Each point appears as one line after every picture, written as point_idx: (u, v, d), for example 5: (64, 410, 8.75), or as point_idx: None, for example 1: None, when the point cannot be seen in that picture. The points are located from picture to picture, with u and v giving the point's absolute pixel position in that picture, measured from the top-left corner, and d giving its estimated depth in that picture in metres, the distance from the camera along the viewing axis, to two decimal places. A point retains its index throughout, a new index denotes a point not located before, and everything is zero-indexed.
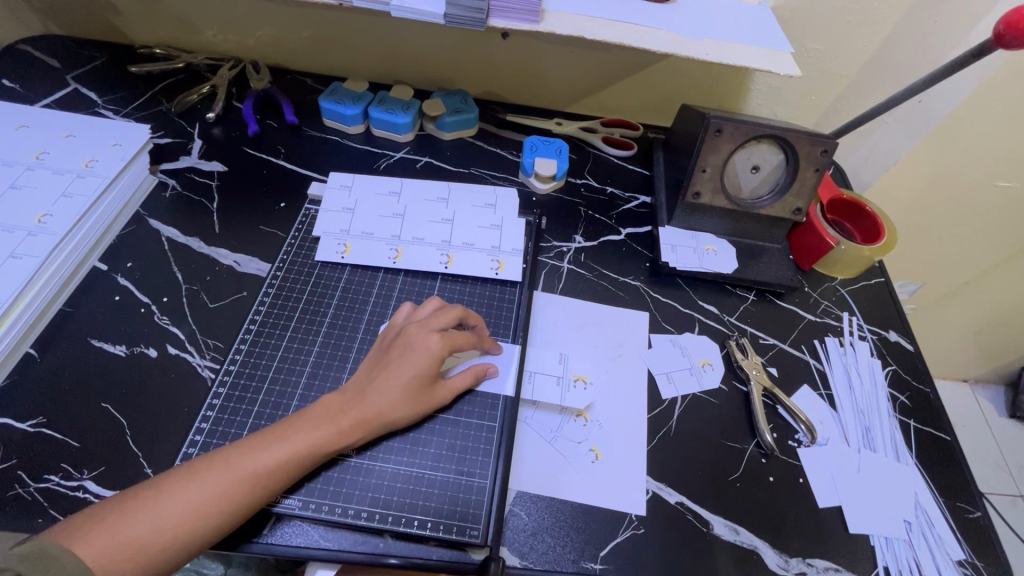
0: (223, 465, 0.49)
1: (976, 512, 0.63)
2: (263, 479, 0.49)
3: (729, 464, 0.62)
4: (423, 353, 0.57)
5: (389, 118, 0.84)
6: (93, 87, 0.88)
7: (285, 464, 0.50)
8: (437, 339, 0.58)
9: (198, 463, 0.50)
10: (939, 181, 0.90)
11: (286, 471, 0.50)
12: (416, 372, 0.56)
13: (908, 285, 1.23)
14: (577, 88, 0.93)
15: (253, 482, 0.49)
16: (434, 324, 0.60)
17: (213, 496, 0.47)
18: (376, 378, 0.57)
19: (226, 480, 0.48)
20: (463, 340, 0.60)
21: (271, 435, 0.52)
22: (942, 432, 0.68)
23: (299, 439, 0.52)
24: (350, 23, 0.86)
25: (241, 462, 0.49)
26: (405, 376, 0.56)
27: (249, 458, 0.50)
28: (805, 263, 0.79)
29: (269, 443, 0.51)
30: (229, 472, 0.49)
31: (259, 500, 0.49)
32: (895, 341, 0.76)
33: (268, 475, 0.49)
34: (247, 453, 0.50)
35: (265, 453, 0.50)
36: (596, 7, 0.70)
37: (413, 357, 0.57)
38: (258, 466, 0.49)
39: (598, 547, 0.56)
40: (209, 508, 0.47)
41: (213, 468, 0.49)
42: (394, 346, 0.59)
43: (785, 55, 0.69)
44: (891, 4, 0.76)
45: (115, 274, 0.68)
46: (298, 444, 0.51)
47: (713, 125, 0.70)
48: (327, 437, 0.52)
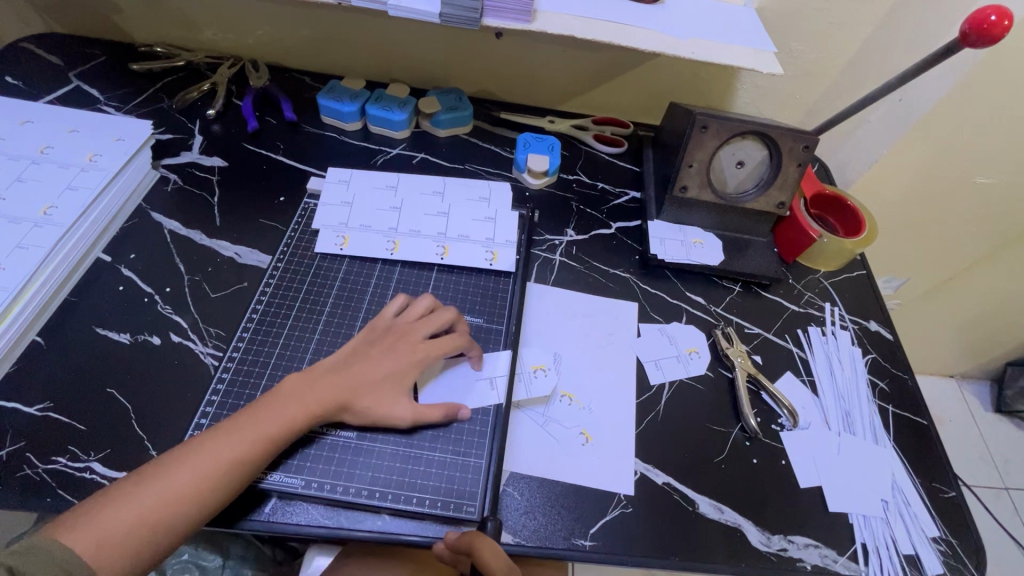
0: (203, 449, 0.51)
1: (950, 492, 0.65)
2: (242, 458, 0.51)
3: (714, 446, 0.65)
4: (403, 356, 0.61)
5: (386, 115, 0.87)
6: (95, 83, 0.89)
7: (262, 443, 0.53)
8: (421, 347, 0.61)
9: (178, 450, 0.51)
10: (919, 177, 0.93)
11: (263, 451, 0.53)
12: (391, 369, 0.60)
13: (893, 280, 1.26)
14: (569, 86, 0.95)
15: (233, 463, 0.51)
16: (422, 333, 0.62)
17: (196, 479, 0.49)
18: (351, 366, 0.59)
19: (207, 462, 0.50)
20: (446, 349, 0.62)
21: (246, 416, 0.54)
22: (919, 416, 0.71)
23: (274, 420, 0.54)
24: (347, 22, 0.88)
25: (219, 444, 0.51)
26: (377, 370, 0.59)
27: (228, 440, 0.52)
28: (790, 256, 0.82)
29: (246, 424, 0.53)
30: (210, 455, 0.51)
31: (240, 480, 0.51)
32: (875, 331, 0.79)
33: (246, 454, 0.52)
34: (226, 436, 0.52)
35: (242, 435, 0.52)
36: (586, 8, 0.72)
37: (392, 356, 0.60)
38: (236, 449, 0.51)
39: (588, 525, 0.58)
40: (192, 491, 0.49)
41: (194, 452, 0.51)
42: (377, 344, 0.61)
43: (768, 54, 0.72)
44: (871, 5, 0.79)
45: (118, 265, 0.70)
46: (273, 424, 0.54)
47: (699, 122, 0.73)
48: (301, 417, 0.55)
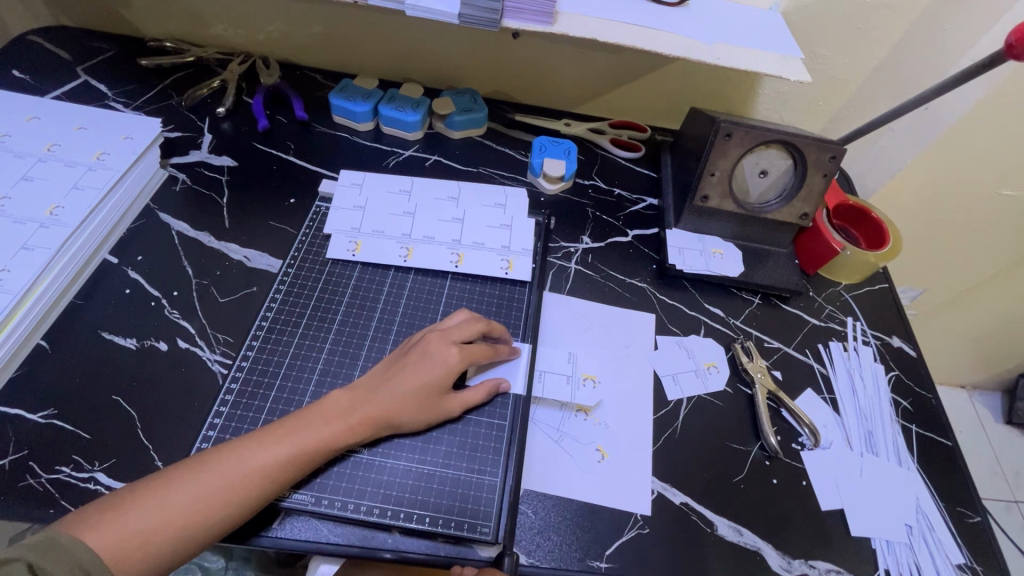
0: (234, 457, 0.50)
1: (976, 517, 0.64)
2: (273, 473, 0.50)
3: (734, 466, 0.63)
4: (438, 363, 0.58)
5: (400, 116, 0.85)
6: (103, 79, 0.88)
7: (294, 459, 0.51)
8: (456, 352, 0.59)
9: (209, 453, 0.50)
10: (945, 188, 0.90)
11: (295, 467, 0.51)
12: (432, 377, 0.57)
13: (909, 290, 1.24)
14: (586, 88, 0.93)
15: (261, 476, 0.49)
16: (457, 337, 0.60)
17: (224, 488, 0.48)
18: (388, 378, 0.57)
19: (237, 473, 0.49)
20: (480, 352, 0.61)
21: (282, 428, 0.52)
22: (943, 437, 0.69)
23: (308, 435, 0.52)
24: (361, 19, 0.86)
25: (251, 455, 0.50)
26: (418, 380, 0.57)
27: (260, 451, 0.50)
28: (811, 268, 0.80)
29: (281, 436, 0.52)
30: (239, 466, 0.49)
31: (267, 494, 0.50)
32: (898, 347, 0.77)
33: (277, 468, 0.50)
34: (260, 446, 0.51)
35: (274, 448, 0.51)
36: (609, 9, 0.70)
37: (429, 364, 0.58)
38: (266, 461, 0.50)
39: (604, 546, 0.56)
40: (218, 501, 0.48)
41: (224, 460, 0.49)
42: (412, 353, 0.59)
43: (795, 60, 0.70)
44: (901, 11, 0.77)
45: (125, 267, 0.69)
46: (309, 439, 0.52)
47: (722, 129, 0.71)
48: (338, 434, 0.53)
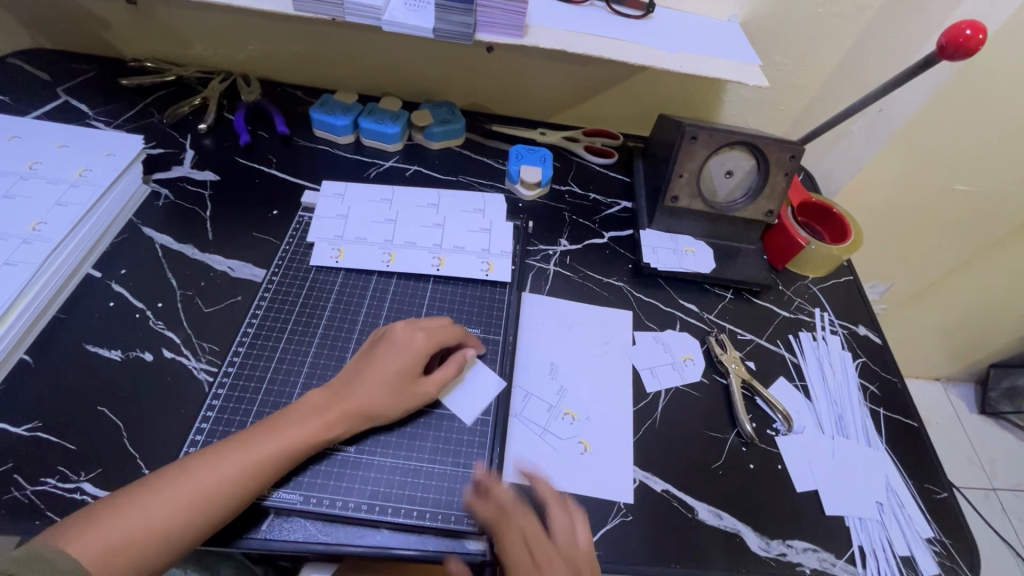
0: (212, 461, 0.50)
1: (943, 493, 0.67)
2: (252, 472, 0.51)
3: (712, 453, 0.65)
4: (406, 348, 0.60)
5: (379, 128, 0.87)
6: (84, 99, 0.89)
7: (273, 458, 0.52)
8: (421, 336, 0.62)
9: (191, 458, 0.51)
10: (902, 186, 0.95)
11: (274, 466, 0.52)
12: (401, 362, 0.59)
13: (877, 285, 1.29)
14: (560, 99, 0.97)
15: (241, 475, 0.50)
16: (420, 324, 0.63)
17: (204, 491, 0.49)
18: (360, 371, 0.59)
19: (215, 475, 0.49)
20: (446, 333, 0.63)
21: (263, 429, 0.54)
22: (909, 418, 0.73)
23: (285, 433, 0.53)
24: (339, 37, 0.89)
25: (229, 457, 0.51)
26: (389, 367, 0.59)
27: (239, 453, 0.51)
28: (779, 263, 0.84)
29: (262, 436, 0.53)
30: (221, 467, 0.50)
31: (247, 494, 0.50)
32: (864, 335, 0.81)
33: (256, 468, 0.51)
34: (242, 446, 0.52)
35: (252, 449, 0.52)
36: (577, 23, 0.74)
37: (398, 352, 0.60)
38: (246, 461, 0.51)
39: (589, 535, 0.58)
40: (198, 503, 0.48)
41: (203, 465, 0.50)
42: (380, 345, 0.61)
43: (753, 67, 0.74)
44: (850, 20, 0.82)
45: (109, 281, 0.69)
46: (290, 435, 0.53)
47: (688, 132, 0.74)
48: (319, 427, 0.55)
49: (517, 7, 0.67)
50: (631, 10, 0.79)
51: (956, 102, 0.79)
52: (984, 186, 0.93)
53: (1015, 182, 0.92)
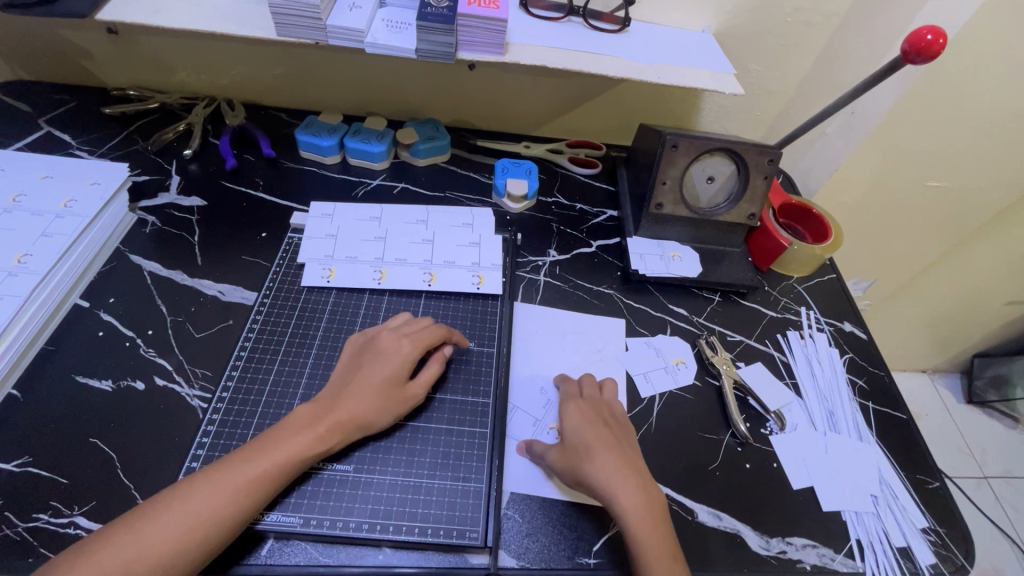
0: (204, 484, 0.50)
1: (935, 483, 0.68)
2: (244, 493, 0.50)
3: (708, 454, 0.66)
4: (392, 356, 0.61)
5: (365, 147, 0.88)
6: (67, 129, 0.89)
7: (265, 476, 0.51)
8: (407, 343, 0.63)
9: (165, 495, 0.50)
10: (878, 185, 0.98)
11: (267, 483, 0.51)
12: (389, 369, 0.60)
13: (861, 282, 1.31)
14: (542, 113, 0.99)
15: (234, 496, 0.50)
16: (406, 331, 0.64)
17: (195, 517, 0.48)
18: (348, 382, 0.59)
19: (208, 499, 0.49)
20: (431, 336, 0.64)
21: (242, 456, 0.52)
22: (898, 411, 0.74)
23: (276, 450, 0.53)
24: (322, 59, 0.90)
25: (220, 479, 0.50)
26: (375, 375, 0.59)
27: (230, 474, 0.51)
28: (764, 264, 0.85)
29: (251, 458, 0.52)
30: (214, 490, 0.50)
31: (241, 516, 0.50)
32: (850, 331, 0.82)
33: (249, 487, 0.50)
34: (223, 475, 0.51)
35: (242, 468, 0.51)
36: (555, 39, 0.76)
37: (384, 359, 0.61)
38: (238, 482, 0.50)
39: (591, 543, 0.58)
40: (191, 529, 0.48)
41: (195, 490, 0.50)
42: (366, 354, 0.62)
43: (728, 75, 0.76)
44: (817, 28, 0.85)
45: (97, 310, 0.69)
46: (275, 459, 0.53)
47: (669, 141, 0.76)
48: (303, 447, 0.54)
49: (496, 25, 0.69)
50: (607, 24, 0.81)
51: (924, 102, 0.82)
52: (956, 181, 0.96)
53: (985, 176, 0.95)
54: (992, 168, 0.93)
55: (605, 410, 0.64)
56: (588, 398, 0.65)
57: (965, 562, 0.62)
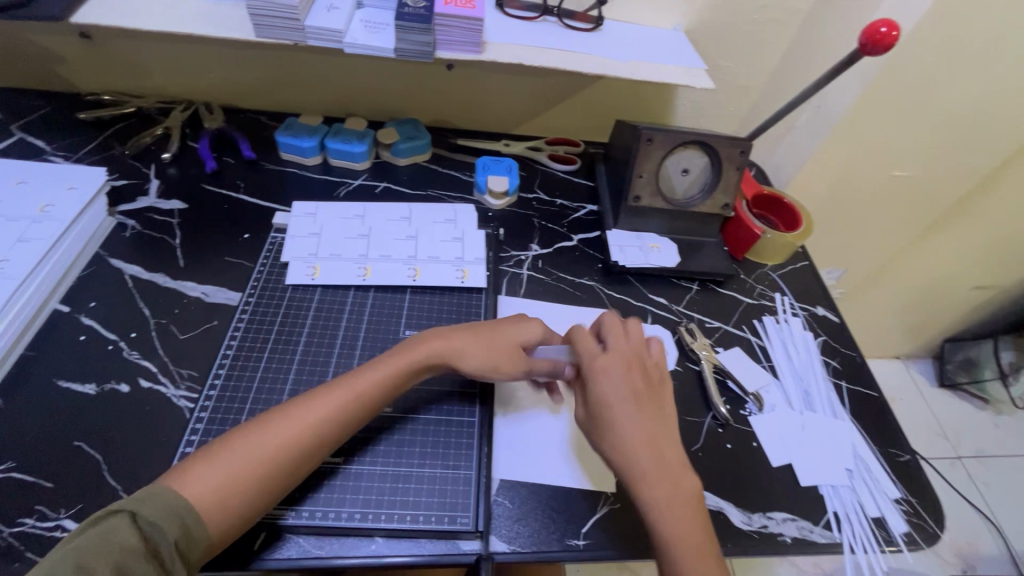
0: (303, 404, 0.55)
1: (905, 456, 0.71)
2: (338, 412, 0.55)
3: (690, 436, 0.68)
4: (511, 326, 0.66)
5: (346, 148, 0.89)
6: (41, 135, 0.88)
7: (358, 398, 0.57)
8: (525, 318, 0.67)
9: (281, 408, 0.55)
10: (845, 176, 1.02)
11: (358, 406, 0.57)
12: (523, 339, 0.65)
13: (834, 271, 1.36)
14: (521, 111, 1.00)
15: (328, 416, 0.55)
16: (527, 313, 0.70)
17: (294, 429, 0.53)
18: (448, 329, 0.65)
19: (304, 418, 0.54)
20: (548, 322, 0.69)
21: (340, 379, 0.58)
22: (870, 389, 0.77)
23: (368, 378, 0.58)
24: (301, 61, 0.90)
25: (317, 401, 0.55)
26: (508, 339, 0.64)
27: (326, 396, 0.56)
28: (739, 253, 0.88)
29: (344, 383, 0.57)
30: (312, 408, 0.55)
31: (330, 433, 0.55)
32: (823, 315, 0.85)
33: (342, 408, 0.56)
34: (318, 399, 0.56)
35: (338, 392, 0.56)
36: (531, 37, 0.78)
37: (502, 327, 0.65)
38: (333, 403, 0.55)
39: (580, 525, 0.59)
40: (292, 440, 0.52)
41: (296, 407, 0.55)
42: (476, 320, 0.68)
43: (699, 71, 0.79)
44: (782, 24, 0.89)
45: (78, 314, 0.68)
46: (367, 383, 0.58)
47: (644, 135, 0.79)
48: (386, 378, 0.59)
49: (473, 25, 0.70)
50: (581, 23, 0.83)
51: (885, 94, 0.85)
52: (918, 170, 1.00)
53: (945, 164, 0.99)
54: (951, 156, 0.97)
55: (641, 354, 0.62)
56: (617, 352, 0.61)
57: (936, 529, 0.65)
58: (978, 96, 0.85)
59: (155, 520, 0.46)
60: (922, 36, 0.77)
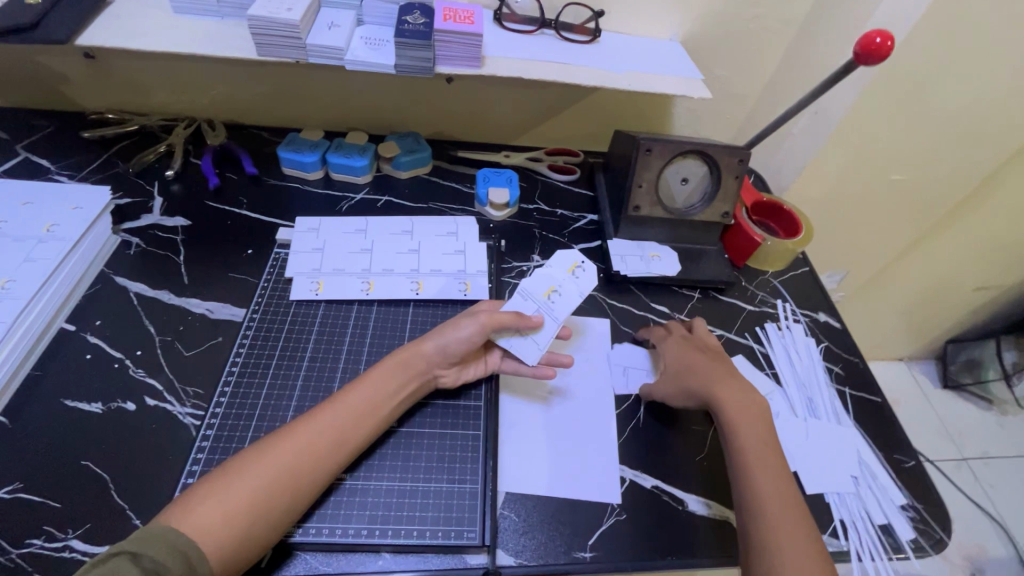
0: (287, 435, 0.55)
1: (910, 461, 0.71)
2: (323, 436, 0.55)
3: (695, 446, 0.68)
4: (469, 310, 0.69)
5: (348, 162, 0.89)
6: (45, 154, 0.88)
7: (341, 420, 0.57)
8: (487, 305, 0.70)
9: (276, 433, 0.55)
10: (844, 181, 1.02)
11: (344, 425, 0.57)
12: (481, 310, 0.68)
13: (834, 275, 1.36)
14: (520, 122, 1.01)
15: (312, 441, 0.55)
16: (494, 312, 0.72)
17: (283, 458, 0.53)
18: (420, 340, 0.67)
19: (292, 446, 0.54)
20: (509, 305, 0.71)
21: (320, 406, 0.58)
22: (873, 395, 0.77)
23: (348, 400, 0.59)
24: (301, 77, 0.91)
25: (302, 429, 0.55)
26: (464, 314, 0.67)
27: (309, 425, 0.56)
28: (739, 260, 0.89)
29: (327, 407, 0.58)
30: (297, 437, 0.55)
31: (320, 455, 0.55)
32: (824, 321, 0.86)
33: (326, 431, 0.56)
34: (304, 427, 0.56)
35: (321, 417, 0.57)
36: (529, 51, 0.78)
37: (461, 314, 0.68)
38: (316, 431, 0.56)
39: (587, 537, 0.59)
40: (281, 471, 0.52)
41: (281, 439, 0.55)
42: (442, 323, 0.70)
43: (696, 81, 0.80)
44: (777, 33, 0.90)
45: (84, 333, 0.69)
46: (347, 404, 0.58)
47: (643, 145, 0.79)
48: (365, 395, 0.59)
49: (473, 40, 0.71)
50: (579, 36, 0.84)
51: (881, 101, 0.86)
52: (916, 174, 1.01)
53: (943, 168, 1.00)
54: (948, 160, 0.98)
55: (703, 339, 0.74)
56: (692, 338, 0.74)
57: (943, 535, 0.65)
58: (974, 100, 0.86)
59: (158, 559, 0.44)
60: (917, 43, 0.78)
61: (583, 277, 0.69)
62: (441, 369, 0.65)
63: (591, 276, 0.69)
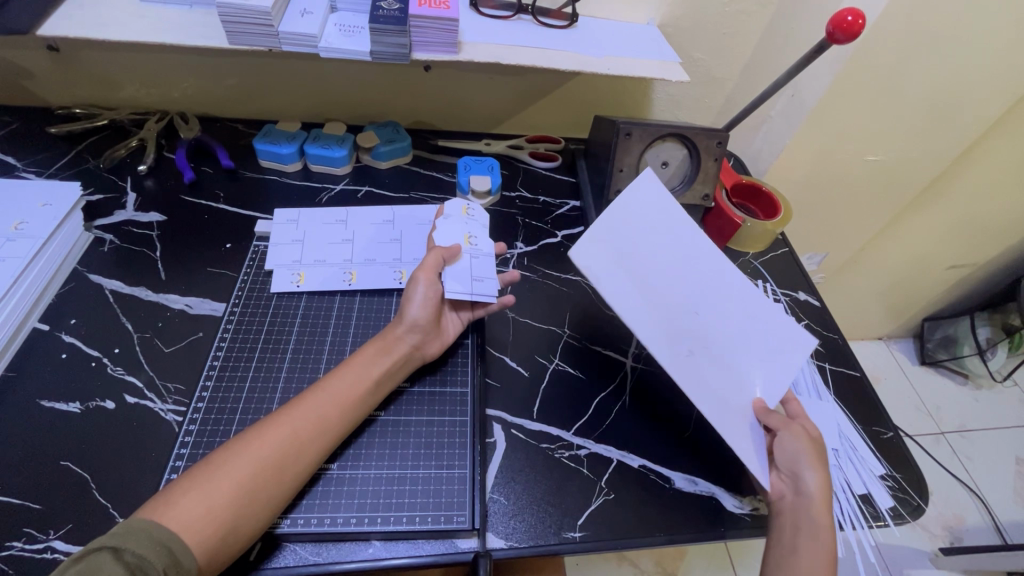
0: (271, 427, 0.54)
1: (889, 432, 0.73)
2: (308, 426, 0.55)
3: (681, 424, 0.69)
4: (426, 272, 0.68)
5: (325, 153, 0.88)
6: (11, 152, 0.86)
7: (327, 408, 0.57)
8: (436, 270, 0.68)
9: (258, 426, 0.55)
10: (820, 163, 1.04)
11: (330, 414, 0.57)
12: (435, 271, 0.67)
13: (814, 256, 1.38)
14: (501, 111, 1.01)
15: (296, 432, 0.54)
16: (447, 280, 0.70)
17: (267, 450, 0.52)
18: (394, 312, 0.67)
19: (276, 437, 0.53)
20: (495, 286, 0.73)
21: (304, 397, 0.58)
22: (852, 369, 0.79)
23: (333, 389, 0.59)
24: (275, 67, 0.89)
25: (288, 419, 0.55)
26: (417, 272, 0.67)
27: (293, 416, 0.56)
28: (720, 242, 0.90)
29: (311, 397, 0.58)
30: (280, 428, 0.54)
31: (305, 446, 0.55)
32: (805, 299, 0.87)
33: (312, 419, 0.56)
34: (288, 418, 0.55)
35: (305, 406, 0.57)
36: (507, 36, 0.78)
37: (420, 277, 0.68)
38: (300, 422, 0.55)
39: (575, 517, 0.59)
40: (267, 462, 0.52)
41: (266, 432, 0.54)
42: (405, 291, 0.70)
43: (674, 64, 0.80)
44: (752, 17, 0.90)
45: (58, 333, 0.67)
46: (332, 395, 0.58)
47: (622, 130, 0.80)
48: (351, 385, 0.59)
49: (449, 25, 0.70)
50: (556, 20, 0.84)
51: (854, 82, 0.87)
52: (890, 155, 1.03)
53: (915, 149, 1.02)
54: (921, 140, 1.00)
55: None
56: None
57: (921, 502, 0.67)
58: (943, 80, 0.87)
59: (140, 553, 0.44)
60: (888, 23, 0.79)
61: (478, 214, 0.75)
62: (425, 342, 0.66)
63: (483, 214, 0.75)
